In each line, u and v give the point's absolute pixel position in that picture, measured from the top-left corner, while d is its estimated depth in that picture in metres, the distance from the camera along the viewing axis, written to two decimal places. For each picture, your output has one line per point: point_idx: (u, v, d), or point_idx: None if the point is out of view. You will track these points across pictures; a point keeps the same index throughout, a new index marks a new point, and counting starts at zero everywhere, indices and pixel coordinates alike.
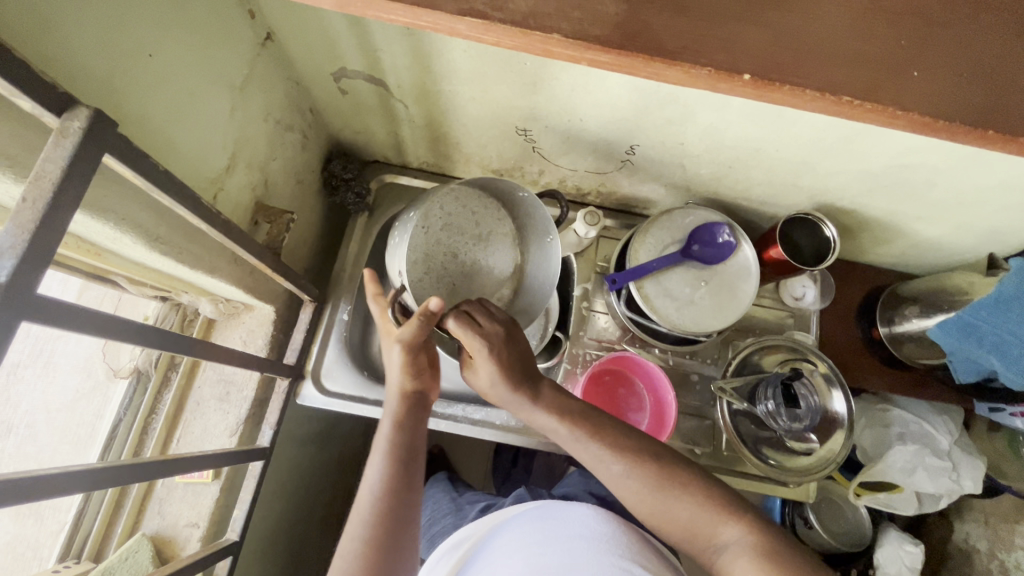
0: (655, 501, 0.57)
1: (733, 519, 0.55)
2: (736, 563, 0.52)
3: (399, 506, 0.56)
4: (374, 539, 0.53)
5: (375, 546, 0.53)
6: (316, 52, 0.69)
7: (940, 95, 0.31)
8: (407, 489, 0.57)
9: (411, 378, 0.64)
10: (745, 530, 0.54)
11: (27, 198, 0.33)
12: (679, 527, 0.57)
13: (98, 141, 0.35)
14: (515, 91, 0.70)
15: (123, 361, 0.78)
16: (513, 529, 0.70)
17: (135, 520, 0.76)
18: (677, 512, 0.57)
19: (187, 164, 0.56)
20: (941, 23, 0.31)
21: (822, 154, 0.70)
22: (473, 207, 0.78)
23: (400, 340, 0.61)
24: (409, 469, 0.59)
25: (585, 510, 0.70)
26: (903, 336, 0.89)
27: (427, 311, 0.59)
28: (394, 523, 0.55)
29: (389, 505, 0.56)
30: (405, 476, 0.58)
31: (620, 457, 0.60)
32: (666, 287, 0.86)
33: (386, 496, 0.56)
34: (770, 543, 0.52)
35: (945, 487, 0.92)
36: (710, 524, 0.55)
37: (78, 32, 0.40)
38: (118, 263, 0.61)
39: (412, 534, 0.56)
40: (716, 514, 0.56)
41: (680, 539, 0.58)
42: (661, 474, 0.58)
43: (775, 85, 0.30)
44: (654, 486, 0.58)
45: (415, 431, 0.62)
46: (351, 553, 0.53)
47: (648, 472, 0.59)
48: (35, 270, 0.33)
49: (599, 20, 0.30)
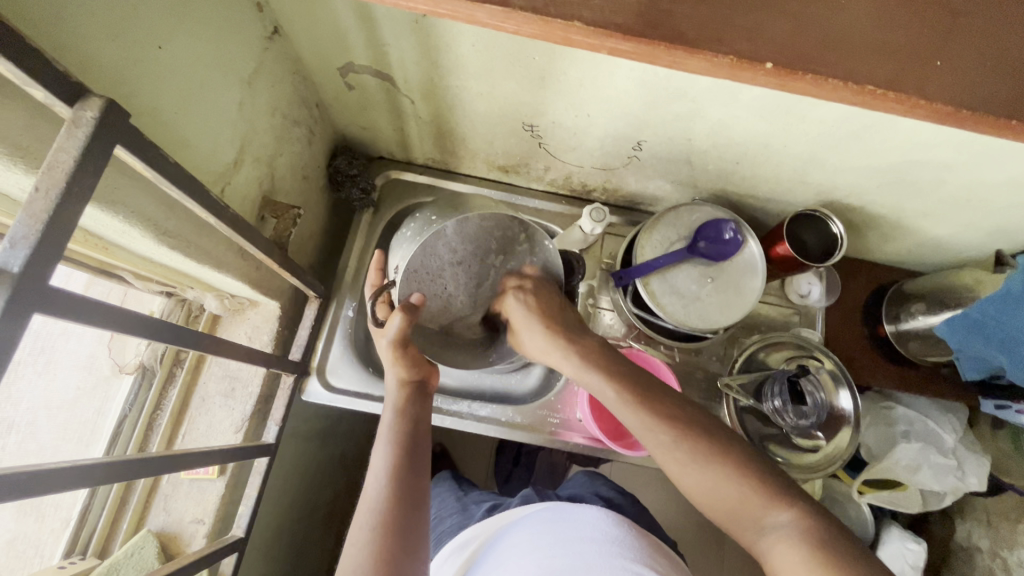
0: (704, 477, 0.56)
1: (783, 503, 0.52)
2: (780, 550, 0.49)
3: (406, 489, 0.58)
4: (383, 522, 0.54)
5: (386, 529, 0.53)
6: (323, 46, 0.69)
7: (962, 86, 0.31)
8: (412, 477, 0.59)
9: (408, 372, 0.70)
10: (794, 517, 0.51)
11: (40, 188, 0.33)
12: (722, 505, 0.55)
13: (111, 131, 0.35)
14: (523, 86, 0.70)
15: (128, 357, 0.78)
16: (520, 530, 0.71)
17: (140, 516, 0.76)
18: (722, 492, 0.55)
19: (196, 157, 0.55)
20: (964, 13, 0.31)
21: (831, 150, 0.70)
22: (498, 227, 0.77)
23: (388, 338, 0.70)
24: (414, 459, 0.61)
25: (597, 514, 0.70)
26: (909, 333, 0.89)
27: (408, 305, 0.70)
28: (402, 508, 0.56)
29: (397, 490, 0.57)
30: (410, 465, 0.60)
31: (669, 427, 0.60)
32: (673, 283, 0.86)
33: (393, 481, 0.58)
34: (823, 531, 0.49)
35: (950, 485, 0.92)
36: (756, 509, 0.53)
37: (89, 22, 0.40)
38: (125, 258, 0.60)
39: (420, 521, 0.56)
40: (764, 498, 0.53)
41: (724, 521, 0.56)
42: (709, 451, 0.57)
43: (798, 74, 0.30)
44: (701, 460, 0.57)
45: (417, 424, 0.66)
46: (361, 538, 0.53)
47: (696, 446, 0.58)
48: (48, 262, 0.33)
49: (620, 8, 0.30)
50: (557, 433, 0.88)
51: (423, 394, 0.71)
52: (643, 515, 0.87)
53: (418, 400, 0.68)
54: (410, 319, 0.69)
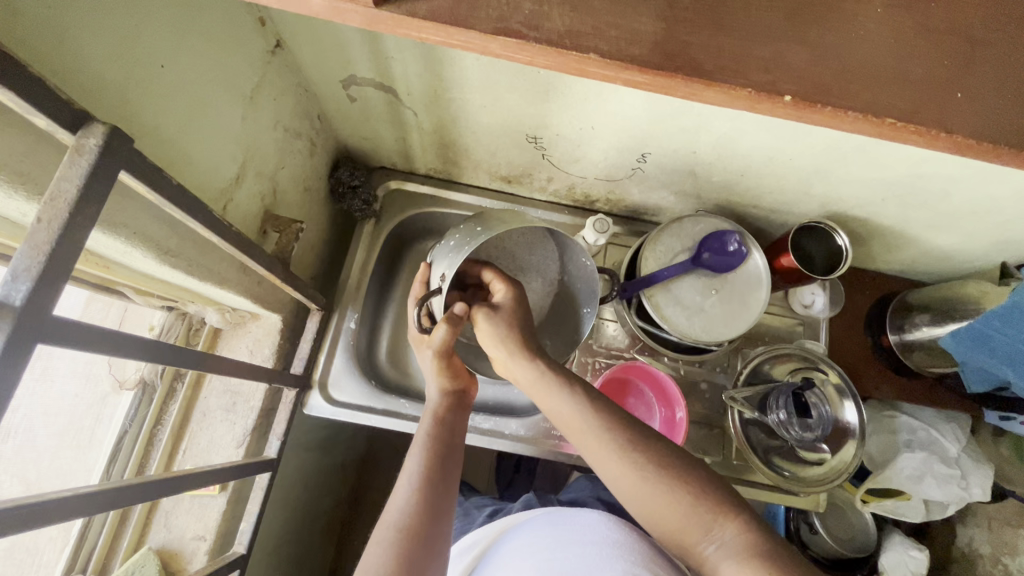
0: (650, 488, 0.54)
1: (729, 516, 0.51)
2: (727, 563, 0.48)
3: (435, 494, 0.57)
4: (409, 526, 0.53)
5: (412, 533, 0.53)
6: (327, 59, 0.68)
7: (982, 118, 0.30)
8: (444, 483, 0.58)
9: (450, 380, 0.69)
10: (739, 530, 0.50)
11: (42, 219, 0.32)
12: (662, 521, 0.54)
13: (114, 158, 0.34)
14: (527, 99, 0.69)
15: (129, 373, 0.76)
16: (519, 535, 0.70)
17: (141, 533, 0.75)
18: (667, 506, 0.53)
19: (198, 175, 0.55)
20: (981, 42, 0.31)
21: (836, 163, 0.70)
22: (528, 243, 0.79)
23: (435, 347, 0.69)
24: (448, 465, 0.60)
25: (596, 517, 0.68)
26: (913, 344, 0.88)
27: (453, 315, 0.69)
28: (429, 513, 0.55)
29: (427, 493, 0.56)
30: (443, 472, 0.59)
31: (621, 433, 0.57)
32: (677, 295, 0.85)
33: (423, 486, 0.57)
34: (765, 546, 0.48)
35: (954, 495, 0.91)
36: (703, 521, 0.52)
37: (90, 44, 0.39)
38: (125, 275, 0.59)
39: (443, 528, 0.55)
40: (710, 508, 0.52)
41: (663, 534, 0.54)
42: (659, 460, 0.55)
43: (817, 106, 0.29)
44: (653, 468, 0.55)
45: (453, 431, 0.65)
46: (386, 539, 0.53)
47: (649, 454, 0.56)
48: (49, 293, 0.32)
49: (636, 39, 0.29)
50: (561, 446, 0.87)
51: (462, 399, 0.70)
52: (648, 525, 0.87)
53: (457, 411, 0.67)
54: (455, 330, 0.68)
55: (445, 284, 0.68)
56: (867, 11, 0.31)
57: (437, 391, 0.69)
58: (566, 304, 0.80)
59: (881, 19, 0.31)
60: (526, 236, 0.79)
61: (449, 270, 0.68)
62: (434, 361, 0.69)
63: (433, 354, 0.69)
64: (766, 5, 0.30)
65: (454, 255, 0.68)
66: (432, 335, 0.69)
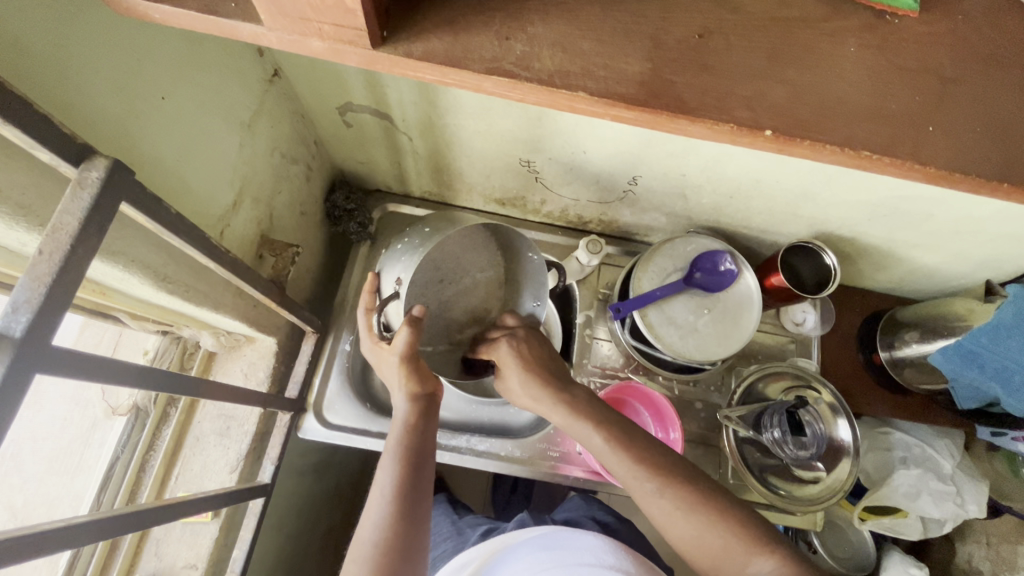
0: (687, 528, 0.57)
1: (766, 549, 0.54)
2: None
3: (410, 507, 0.56)
4: (385, 541, 0.53)
5: (388, 548, 0.53)
6: (324, 88, 0.70)
7: (956, 149, 0.32)
8: (418, 494, 0.58)
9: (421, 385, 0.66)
10: (777, 562, 0.53)
11: (43, 250, 0.33)
12: (708, 558, 0.56)
13: (116, 190, 0.35)
14: (521, 125, 0.71)
15: (122, 399, 0.76)
16: (518, 555, 0.69)
17: (131, 561, 0.73)
18: (705, 543, 0.56)
19: (196, 205, 0.55)
20: (951, 79, 0.33)
21: (822, 185, 0.71)
22: (476, 243, 0.75)
23: (398, 354, 0.63)
24: (420, 476, 0.60)
25: (595, 542, 0.69)
26: (903, 361, 0.90)
27: (412, 317, 0.61)
28: (405, 526, 0.55)
29: (401, 509, 0.56)
30: (417, 484, 0.59)
31: (653, 477, 0.60)
32: (670, 315, 0.86)
33: (396, 500, 0.56)
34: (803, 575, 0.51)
35: (950, 512, 0.91)
36: (738, 559, 0.54)
37: (93, 78, 0.40)
38: (121, 300, 0.59)
39: (420, 542, 0.55)
40: (745, 544, 0.55)
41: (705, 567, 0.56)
42: (692, 499, 0.58)
43: (797, 140, 0.31)
44: (685, 508, 0.57)
45: (424, 440, 0.63)
46: (363, 556, 0.53)
47: (679, 495, 0.58)
48: (49, 326, 0.33)
49: (624, 79, 0.31)
50: (557, 467, 0.87)
51: (432, 403, 0.67)
52: (645, 545, 0.86)
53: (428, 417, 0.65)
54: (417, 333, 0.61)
55: (405, 288, 0.65)
56: (842, 51, 0.32)
57: (404, 399, 0.65)
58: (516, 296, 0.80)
59: (855, 58, 0.32)
60: (471, 238, 0.75)
61: (406, 274, 0.65)
62: (399, 368, 0.64)
63: (396, 362, 0.63)
64: (746, 45, 0.32)
65: (409, 259, 0.66)
66: (394, 341, 0.63)
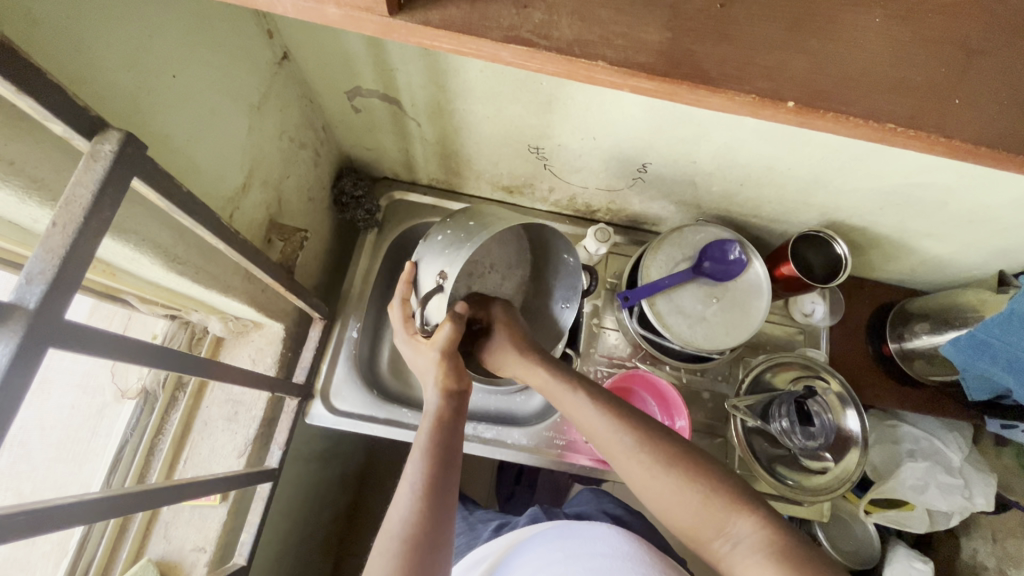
0: (665, 484, 0.56)
1: (746, 510, 0.52)
2: (748, 559, 0.49)
3: (439, 503, 0.55)
4: (413, 536, 0.52)
5: (415, 544, 0.52)
6: (333, 71, 0.69)
7: (980, 123, 0.32)
8: (447, 491, 0.57)
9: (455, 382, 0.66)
10: (756, 526, 0.51)
11: (58, 223, 0.33)
12: (685, 517, 0.55)
13: (128, 164, 0.35)
14: (531, 109, 0.71)
15: (131, 382, 0.76)
16: (533, 546, 0.69)
17: (140, 543, 0.74)
18: (683, 500, 0.55)
19: (206, 185, 0.55)
20: (976, 51, 0.32)
21: (833, 173, 0.71)
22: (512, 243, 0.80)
23: (438, 347, 0.66)
24: (448, 472, 0.59)
25: (606, 530, 0.69)
26: (913, 352, 0.89)
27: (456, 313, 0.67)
28: (433, 522, 0.54)
29: (430, 504, 0.55)
30: (445, 480, 0.58)
31: (630, 432, 0.59)
32: (679, 304, 0.86)
33: (426, 496, 0.55)
34: (786, 539, 0.49)
35: (958, 505, 0.90)
36: (716, 517, 0.53)
37: (103, 53, 0.40)
38: (131, 282, 0.59)
39: (446, 540, 0.54)
40: (728, 504, 0.53)
41: (684, 528, 0.55)
42: (669, 458, 0.57)
43: (819, 111, 0.30)
44: (662, 465, 0.56)
45: (453, 436, 0.62)
46: (390, 550, 0.52)
47: (656, 452, 0.57)
48: (62, 298, 0.33)
49: (643, 48, 0.30)
50: (564, 456, 0.87)
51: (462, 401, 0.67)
52: (652, 534, 0.86)
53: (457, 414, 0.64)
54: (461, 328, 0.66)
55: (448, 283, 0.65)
56: (866, 21, 0.32)
57: (437, 395, 0.64)
58: (547, 293, 0.83)
59: (879, 29, 0.32)
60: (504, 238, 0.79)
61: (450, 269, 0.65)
62: (438, 365, 0.66)
63: (436, 356, 0.66)
64: (768, 15, 0.31)
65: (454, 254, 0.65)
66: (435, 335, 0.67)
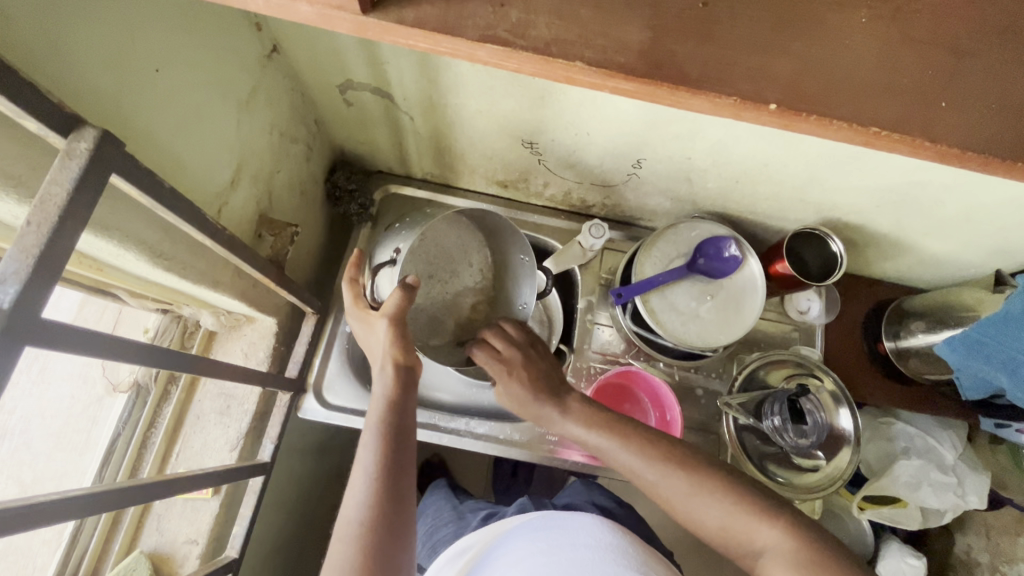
0: (696, 502, 0.58)
1: (771, 518, 0.54)
2: (774, 566, 0.51)
3: (394, 483, 0.55)
4: (371, 520, 0.52)
5: (374, 527, 0.51)
6: (323, 64, 0.69)
7: (968, 127, 0.31)
8: (403, 469, 0.56)
9: (402, 353, 0.63)
10: (783, 534, 0.53)
11: (32, 222, 0.32)
12: (718, 531, 0.57)
13: (105, 163, 0.35)
14: (523, 104, 0.70)
15: (122, 376, 0.76)
16: (514, 538, 0.69)
17: (133, 535, 0.74)
18: (713, 516, 0.57)
19: (193, 180, 0.55)
20: (967, 52, 0.32)
21: (829, 171, 0.70)
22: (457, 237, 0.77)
23: (387, 317, 0.63)
24: (402, 450, 0.57)
25: (589, 520, 0.69)
26: (907, 350, 0.89)
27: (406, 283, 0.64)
28: (390, 507, 0.53)
29: (386, 487, 0.54)
30: (400, 458, 0.57)
31: (654, 463, 0.61)
32: (672, 301, 0.85)
33: (380, 477, 0.55)
34: (811, 547, 0.51)
35: (951, 503, 0.91)
36: (747, 528, 0.55)
37: (82, 48, 0.39)
38: (119, 277, 0.59)
39: (406, 519, 0.53)
40: (753, 516, 0.55)
41: (720, 541, 0.57)
42: (694, 477, 0.59)
43: (802, 114, 0.30)
44: (687, 488, 0.58)
45: (405, 412, 0.61)
46: (349, 537, 0.51)
47: (680, 476, 0.59)
48: (38, 298, 0.32)
49: (624, 48, 0.30)
50: (556, 451, 0.87)
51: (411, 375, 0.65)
52: (642, 529, 0.86)
53: (409, 388, 0.62)
54: (410, 297, 0.63)
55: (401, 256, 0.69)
56: (852, 22, 0.31)
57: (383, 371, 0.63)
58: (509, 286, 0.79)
59: (868, 28, 0.31)
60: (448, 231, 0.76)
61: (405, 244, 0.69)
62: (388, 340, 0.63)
63: (386, 325, 0.63)
64: (753, 14, 0.31)
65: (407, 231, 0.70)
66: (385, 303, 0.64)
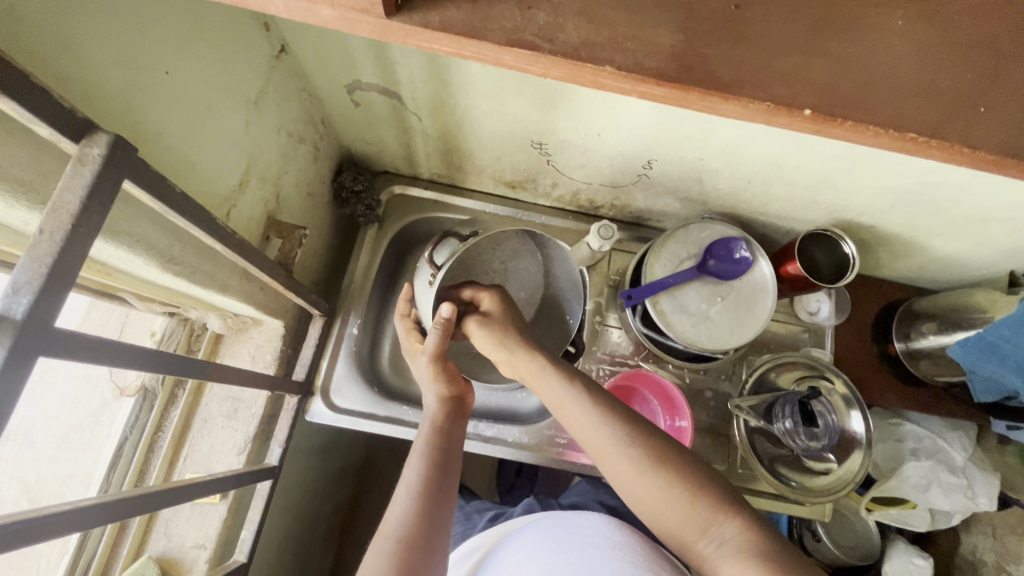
0: (653, 479, 0.55)
1: (730, 514, 0.52)
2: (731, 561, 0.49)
3: (435, 506, 0.54)
4: (409, 537, 0.51)
5: (411, 544, 0.50)
6: (332, 64, 0.68)
7: (1005, 130, 0.31)
8: (444, 494, 0.56)
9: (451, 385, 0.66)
10: (739, 529, 0.51)
11: (44, 230, 0.32)
12: (667, 519, 0.54)
13: (119, 168, 0.34)
14: (534, 104, 0.69)
15: (130, 380, 0.76)
16: (522, 536, 0.69)
17: (140, 541, 0.73)
18: (670, 499, 0.54)
19: (202, 182, 0.54)
20: (1007, 55, 0.32)
21: (843, 172, 0.69)
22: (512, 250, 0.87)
23: (430, 353, 0.69)
24: (445, 477, 0.58)
25: (596, 519, 0.68)
26: (919, 352, 0.88)
27: (443, 318, 0.68)
28: (428, 527, 0.52)
29: (427, 506, 0.54)
30: (443, 483, 0.57)
31: (621, 426, 0.58)
32: (682, 302, 0.84)
33: (422, 496, 0.54)
34: (769, 545, 0.50)
35: (960, 504, 0.89)
36: (701, 520, 0.53)
37: (92, 50, 0.38)
38: (127, 281, 0.59)
39: (442, 543, 0.52)
40: (713, 508, 0.53)
41: (665, 528, 0.55)
42: (659, 454, 0.56)
43: (838, 120, 0.30)
44: (648, 465, 0.56)
45: (451, 442, 0.62)
46: (384, 551, 0.50)
47: (644, 448, 0.57)
48: (51, 308, 0.32)
49: (655, 52, 0.29)
50: (565, 454, 0.86)
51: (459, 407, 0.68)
52: (651, 531, 0.86)
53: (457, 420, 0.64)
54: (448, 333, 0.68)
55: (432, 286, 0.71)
56: (888, 23, 0.31)
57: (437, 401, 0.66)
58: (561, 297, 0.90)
59: (903, 32, 0.31)
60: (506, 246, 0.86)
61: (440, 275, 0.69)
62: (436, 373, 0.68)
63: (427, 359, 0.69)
64: (786, 16, 0.31)
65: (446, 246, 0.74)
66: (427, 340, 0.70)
